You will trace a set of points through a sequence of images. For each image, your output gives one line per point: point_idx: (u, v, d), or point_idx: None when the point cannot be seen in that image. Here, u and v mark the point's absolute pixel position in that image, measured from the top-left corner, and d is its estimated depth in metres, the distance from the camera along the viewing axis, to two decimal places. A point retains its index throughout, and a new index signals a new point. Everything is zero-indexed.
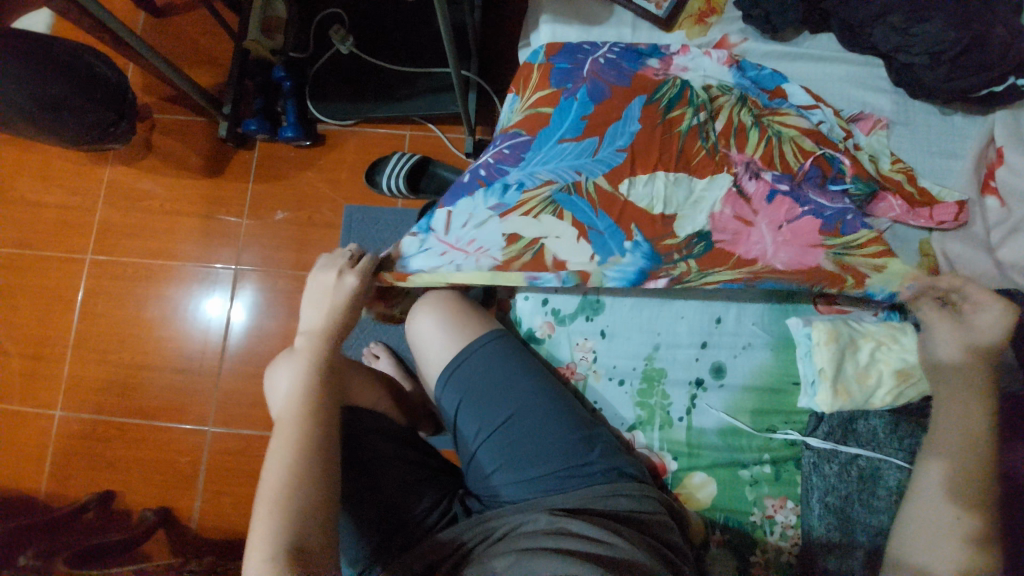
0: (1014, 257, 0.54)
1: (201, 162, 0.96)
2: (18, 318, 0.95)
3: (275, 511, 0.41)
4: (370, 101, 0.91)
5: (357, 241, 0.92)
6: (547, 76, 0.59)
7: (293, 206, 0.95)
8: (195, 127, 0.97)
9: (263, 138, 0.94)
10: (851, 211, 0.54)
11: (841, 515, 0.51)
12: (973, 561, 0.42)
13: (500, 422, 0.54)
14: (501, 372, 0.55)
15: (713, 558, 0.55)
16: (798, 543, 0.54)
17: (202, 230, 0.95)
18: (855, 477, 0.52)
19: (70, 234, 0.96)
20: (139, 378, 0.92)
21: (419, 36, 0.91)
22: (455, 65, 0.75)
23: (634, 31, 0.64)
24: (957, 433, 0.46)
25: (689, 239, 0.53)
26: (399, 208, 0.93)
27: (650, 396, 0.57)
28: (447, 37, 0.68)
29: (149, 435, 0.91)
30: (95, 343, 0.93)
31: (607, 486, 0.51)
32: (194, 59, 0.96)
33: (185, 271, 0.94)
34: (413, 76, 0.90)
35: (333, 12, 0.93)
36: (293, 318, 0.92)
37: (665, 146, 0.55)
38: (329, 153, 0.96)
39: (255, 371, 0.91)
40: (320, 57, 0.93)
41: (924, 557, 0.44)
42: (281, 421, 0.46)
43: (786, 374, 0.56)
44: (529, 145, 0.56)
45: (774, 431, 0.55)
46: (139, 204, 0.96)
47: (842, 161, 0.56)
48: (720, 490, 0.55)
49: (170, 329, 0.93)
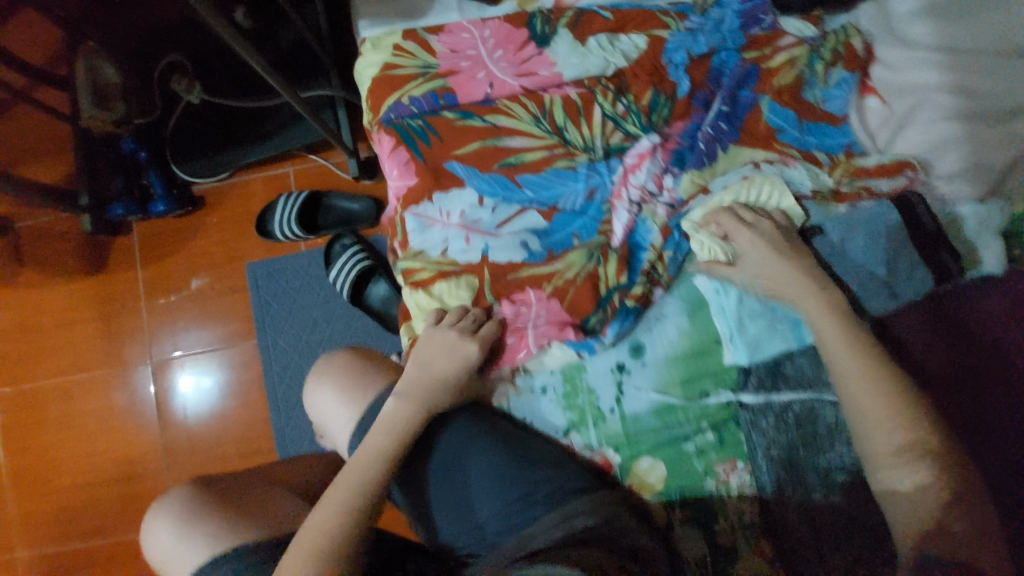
0: (885, 78, 0.70)
1: (88, 257, 1.19)
2: (41, 442, 1.17)
3: (331, 524, 0.61)
4: (240, 149, 1.12)
5: (268, 295, 1.17)
6: (474, 104, 0.70)
7: (199, 260, 1.19)
8: (64, 222, 1.19)
9: (136, 217, 1.15)
10: (786, 125, 0.71)
11: (787, 463, 0.67)
12: (661, 412, 0.70)
13: (433, 537, 0.71)
14: (458, 458, 0.69)
15: (680, 533, 0.70)
16: (751, 499, 0.70)
17: (103, 326, 1.18)
18: (793, 422, 0.67)
19: (80, 345, 1.18)
20: (98, 444, 1.17)
21: (311, 57, 1.09)
22: (287, 91, 0.88)
23: (462, 12, 0.75)
24: (668, 327, 0.70)
25: (652, 114, 0.71)
26: (305, 250, 1.17)
27: (578, 397, 0.71)
28: (269, 75, 0.84)
29: (116, 478, 1.16)
30: (95, 434, 1.17)
31: (557, 512, 0.63)
32: (35, 152, 1.14)
33: (115, 357, 1.18)
34: (271, 110, 1.12)
35: (174, 60, 1.13)
36: (243, 337, 1.18)
37: (654, 67, 0.71)
38: (213, 210, 1.19)
39: (211, 392, 1.17)
40: (167, 119, 1.15)
41: (650, 391, 0.70)
42: (360, 476, 0.64)
43: (703, 331, 0.70)
44: (440, 95, 0.70)
45: (708, 395, 0.70)
46: (104, 309, 1.19)
47: (764, 82, 0.71)
48: (669, 471, 0.70)
49: (119, 389, 1.18)
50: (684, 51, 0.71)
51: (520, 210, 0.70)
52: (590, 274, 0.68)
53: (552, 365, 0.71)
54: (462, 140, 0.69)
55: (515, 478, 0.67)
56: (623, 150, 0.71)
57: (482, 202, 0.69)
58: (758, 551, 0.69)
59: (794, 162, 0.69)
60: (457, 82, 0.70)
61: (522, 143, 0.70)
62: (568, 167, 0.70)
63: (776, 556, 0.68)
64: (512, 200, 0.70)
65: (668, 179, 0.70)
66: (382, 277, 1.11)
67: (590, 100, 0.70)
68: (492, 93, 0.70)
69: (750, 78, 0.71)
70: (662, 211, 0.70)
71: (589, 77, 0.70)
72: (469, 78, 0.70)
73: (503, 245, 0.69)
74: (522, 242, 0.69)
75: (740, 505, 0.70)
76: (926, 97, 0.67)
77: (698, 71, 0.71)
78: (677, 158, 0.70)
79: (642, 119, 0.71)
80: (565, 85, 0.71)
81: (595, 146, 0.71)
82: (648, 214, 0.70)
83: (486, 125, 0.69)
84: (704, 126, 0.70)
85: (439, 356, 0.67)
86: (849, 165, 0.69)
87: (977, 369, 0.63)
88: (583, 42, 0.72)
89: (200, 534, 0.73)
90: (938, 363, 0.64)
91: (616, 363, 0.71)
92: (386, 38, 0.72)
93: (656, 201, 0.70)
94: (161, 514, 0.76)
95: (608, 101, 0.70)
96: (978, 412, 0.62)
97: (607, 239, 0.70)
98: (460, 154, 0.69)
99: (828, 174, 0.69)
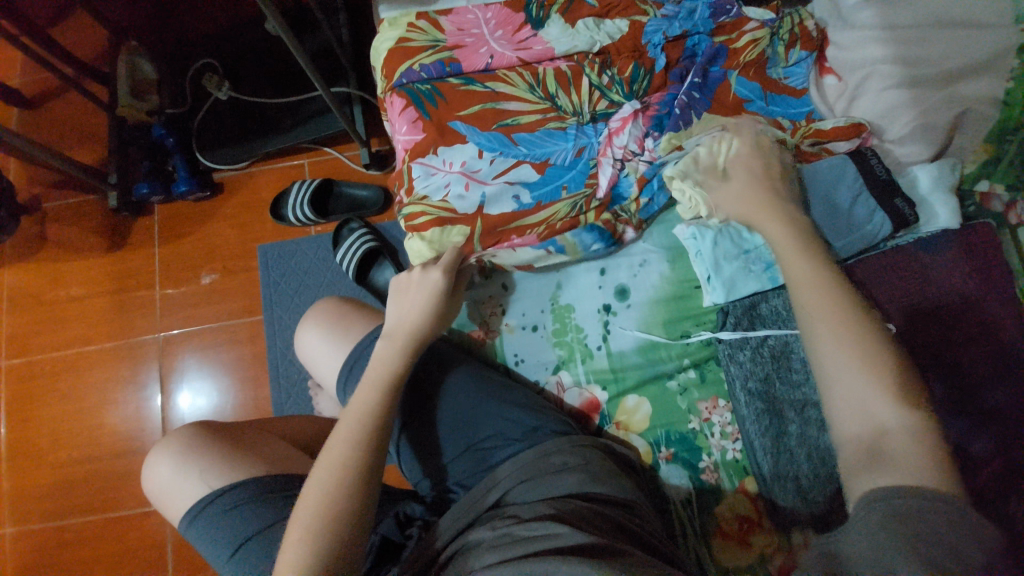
0: (834, 56, 0.80)
1: (111, 238, 1.27)
2: (43, 414, 1.20)
3: (331, 475, 0.59)
4: (256, 141, 1.21)
5: (277, 275, 1.22)
6: (478, 74, 0.80)
7: (212, 241, 1.26)
8: (91, 205, 1.29)
9: (158, 198, 1.23)
10: (752, 98, 0.80)
11: (768, 398, 0.69)
12: (644, 349, 0.75)
13: (425, 473, 0.71)
14: (448, 400, 0.71)
15: (668, 473, 0.72)
16: (736, 436, 0.72)
17: (116, 302, 1.24)
18: (770, 356, 0.70)
19: (92, 318, 1.24)
20: (96, 417, 1.19)
21: (330, 56, 1.20)
22: (323, 88, 1.00)
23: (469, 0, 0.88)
24: (648, 274, 0.77)
25: (634, 85, 0.80)
26: (314, 234, 1.24)
27: (567, 335, 0.76)
28: (306, 64, 0.95)
29: (108, 452, 1.17)
30: (95, 407, 1.20)
31: (535, 451, 0.66)
32: (73, 139, 1.25)
33: (123, 333, 1.23)
34: (294, 105, 1.21)
35: (207, 62, 1.24)
36: (249, 315, 1.22)
37: (636, 45, 0.82)
38: (230, 196, 1.28)
39: (212, 368, 1.20)
40: (196, 111, 1.25)
41: (634, 331, 0.75)
42: (354, 424, 0.63)
43: (683, 276, 0.76)
44: (448, 66, 0.80)
45: (690, 335, 0.75)
46: (118, 286, 1.25)
47: (732, 60, 0.82)
48: (654, 408, 0.74)
49: (124, 364, 1.22)
50: (661, 33, 0.82)
51: (515, 163, 0.78)
52: (572, 218, 0.75)
53: (546, 304, 0.77)
54: (466, 102, 0.79)
55: (494, 416, 0.70)
56: (608, 115, 0.80)
57: (482, 156, 0.77)
58: (742, 489, 0.70)
59: (758, 125, 0.76)
60: (464, 55, 0.81)
61: (518, 107, 0.79)
62: (559, 128, 0.79)
63: (760, 495, 0.69)
64: (509, 154, 0.78)
65: (648, 141, 0.78)
66: (388, 262, 1.15)
67: (578, 72, 0.80)
68: (493, 65, 0.81)
69: (718, 56, 0.82)
70: (643, 168, 0.77)
71: (578, 54, 0.81)
72: (473, 52, 0.81)
73: (497, 195, 0.76)
74: (516, 191, 0.76)
75: (722, 443, 0.72)
76: (873, 69, 0.75)
77: (673, 50, 0.82)
78: (656, 122, 0.78)
79: (625, 88, 0.80)
80: (557, 60, 0.81)
81: (583, 111, 0.80)
82: (630, 170, 0.78)
83: (487, 90, 0.79)
84: (680, 95, 0.79)
85: (411, 297, 0.71)
86: (809, 128, 0.77)
87: (939, 303, 0.68)
88: (573, 25, 0.82)
89: (203, 468, 0.70)
90: (905, 307, 0.69)
91: (602, 305, 0.76)
92: (402, 19, 0.84)
93: (637, 159, 0.78)
94: (162, 448, 0.73)
95: (595, 73, 0.80)
96: (941, 343, 0.66)
97: (593, 191, 0.77)
98: (463, 114, 0.78)
99: (790, 136, 0.77)
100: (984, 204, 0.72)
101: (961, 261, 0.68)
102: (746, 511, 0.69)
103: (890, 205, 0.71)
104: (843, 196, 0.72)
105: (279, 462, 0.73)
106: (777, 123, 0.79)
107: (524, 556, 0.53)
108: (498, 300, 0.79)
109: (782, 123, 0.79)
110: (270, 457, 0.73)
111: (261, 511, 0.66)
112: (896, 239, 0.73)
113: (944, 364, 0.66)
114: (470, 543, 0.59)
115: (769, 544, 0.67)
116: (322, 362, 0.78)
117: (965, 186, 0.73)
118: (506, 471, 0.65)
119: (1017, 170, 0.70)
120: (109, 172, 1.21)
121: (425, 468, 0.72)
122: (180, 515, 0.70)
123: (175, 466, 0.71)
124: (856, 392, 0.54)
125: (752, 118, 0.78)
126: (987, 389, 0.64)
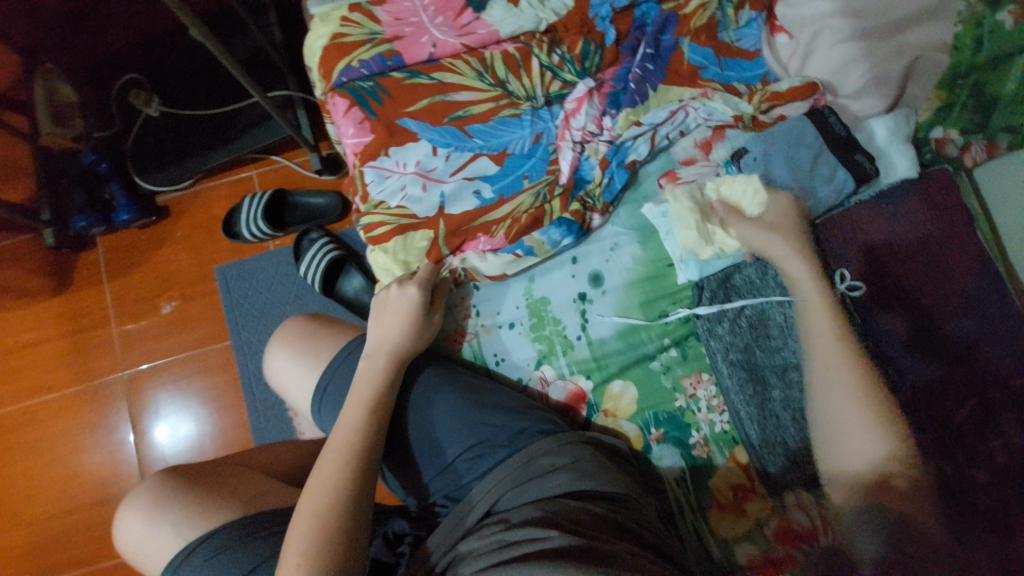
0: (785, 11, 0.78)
1: (56, 277, 1.20)
2: (9, 471, 1.13)
3: (320, 502, 0.57)
4: (196, 157, 1.14)
5: (239, 296, 1.17)
6: (423, 66, 0.76)
7: (164, 268, 1.19)
8: (28, 244, 1.20)
9: (99, 229, 1.16)
10: (706, 63, 0.79)
11: (748, 365, 0.68)
12: (625, 332, 0.74)
13: (413, 487, 0.69)
14: (429, 413, 0.69)
15: (660, 453, 0.72)
16: (723, 409, 0.72)
17: (69, 344, 1.18)
18: (749, 325, 0.69)
19: (48, 364, 1.17)
20: (65, 467, 1.13)
21: (266, 58, 1.13)
22: (259, 93, 0.93)
23: None
24: (620, 257, 0.75)
25: (586, 62, 0.78)
26: (274, 249, 1.18)
27: (545, 329, 0.74)
28: (237, 71, 0.88)
29: (83, 501, 1.11)
30: (62, 457, 1.13)
31: (522, 455, 0.64)
32: None
33: (81, 375, 1.16)
34: (232, 115, 1.14)
35: (132, 77, 1.16)
36: (214, 340, 1.16)
37: (583, 20, 0.79)
38: (177, 218, 1.21)
39: (182, 400, 1.15)
40: (128, 131, 1.17)
41: (614, 315, 0.74)
42: (338, 447, 0.60)
43: (654, 255, 0.75)
44: (389, 60, 0.76)
45: (668, 314, 0.74)
46: (70, 327, 1.18)
47: (682, 26, 0.79)
48: (640, 391, 0.73)
49: (87, 407, 1.15)
50: (607, 4, 0.79)
51: (472, 155, 0.74)
52: (536, 209, 0.72)
53: (519, 299, 0.75)
54: (413, 97, 0.75)
55: (477, 423, 0.68)
56: (562, 96, 0.78)
57: (436, 153, 0.74)
58: (733, 459, 0.71)
59: (715, 95, 0.76)
60: (405, 48, 0.77)
61: (468, 97, 0.76)
62: (514, 115, 0.76)
63: (752, 463, 0.69)
64: (464, 148, 0.74)
65: (606, 120, 0.76)
66: (354, 270, 1.11)
67: (527, 54, 0.77)
68: (437, 55, 0.77)
69: (669, 23, 0.79)
70: (604, 148, 0.75)
71: (525, 34, 0.78)
72: (414, 43, 0.77)
73: (456, 193, 0.73)
74: (476, 186, 0.73)
75: (710, 417, 0.72)
76: (823, 25, 0.73)
77: (622, 22, 0.79)
78: (612, 99, 0.76)
79: (576, 67, 0.77)
80: (503, 42, 0.77)
81: (536, 94, 0.77)
82: (590, 152, 0.75)
83: (433, 82, 0.75)
84: (633, 68, 0.77)
85: (389, 315, 0.68)
86: (766, 91, 0.75)
87: (909, 250, 0.68)
88: (515, 3, 0.78)
89: (179, 515, 0.67)
90: (876, 258, 0.69)
91: (577, 294, 0.75)
92: (334, 12, 0.79)
93: (597, 140, 0.75)
94: (133, 500, 0.70)
95: (544, 53, 0.77)
96: (911, 291, 0.67)
97: (555, 177, 0.75)
98: (412, 110, 0.75)
99: (747, 102, 0.76)
100: (940, 149, 0.73)
101: (921, 211, 0.68)
102: (738, 480, 0.70)
103: (849, 159, 0.70)
104: (804, 156, 0.71)
105: (257, 499, 0.70)
106: (732, 90, 0.78)
107: (511, 561, 0.52)
108: (471, 301, 0.76)
109: (736, 89, 0.78)
110: (248, 495, 0.70)
111: (242, 554, 0.62)
112: (860, 194, 0.73)
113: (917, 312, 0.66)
114: (464, 554, 0.57)
115: (763, 508, 0.68)
116: (294, 386, 0.75)
117: (921, 135, 0.73)
118: (494, 478, 0.63)
119: (970, 114, 0.71)
120: (42, 207, 1.13)
121: (411, 482, 0.69)
122: (160, 567, 0.67)
123: (147, 516, 0.68)
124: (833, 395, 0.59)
125: (709, 86, 0.77)
126: (954, 336, 0.65)
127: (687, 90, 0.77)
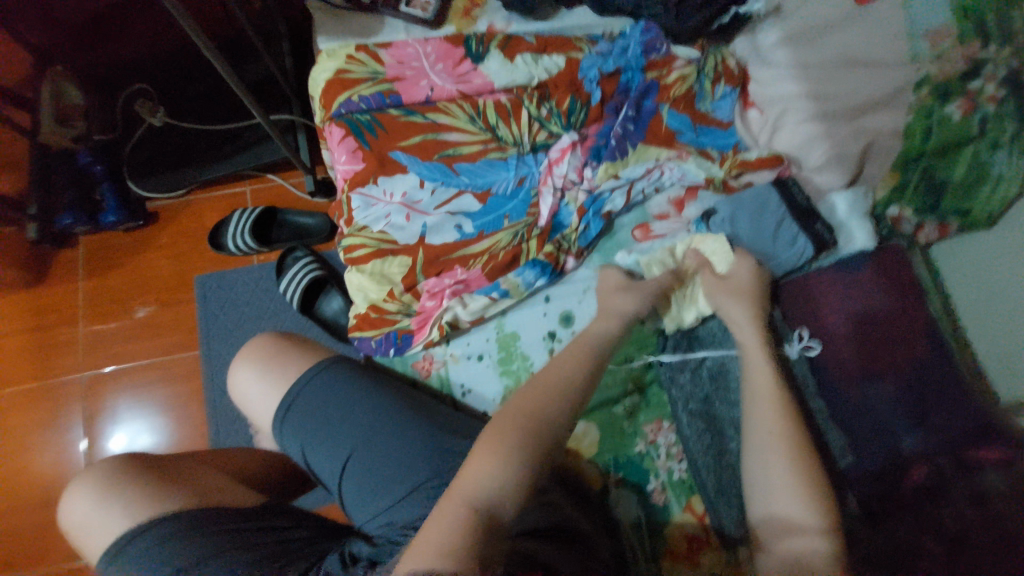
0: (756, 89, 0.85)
1: (35, 274, 1.19)
2: None
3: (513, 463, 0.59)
4: (190, 169, 1.17)
5: (216, 307, 1.17)
6: (419, 106, 0.81)
7: (145, 273, 1.19)
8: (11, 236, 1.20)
9: (84, 229, 1.16)
10: (684, 129, 0.85)
11: (706, 416, 0.71)
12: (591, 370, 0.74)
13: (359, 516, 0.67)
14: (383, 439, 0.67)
15: (618, 496, 0.72)
16: (681, 458, 0.73)
17: (35, 340, 1.15)
18: (708, 376, 0.73)
19: (11, 361, 1.14)
20: (8, 466, 1.08)
21: (273, 82, 1.19)
22: (263, 115, 0.97)
23: (409, 32, 0.89)
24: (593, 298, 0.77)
25: (571, 117, 0.83)
26: (257, 263, 1.19)
27: (512, 363, 0.75)
28: (244, 93, 0.92)
29: (23, 504, 1.06)
30: (7, 456, 1.09)
31: None
32: None
33: (41, 373, 1.14)
34: (233, 133, 1.17)
35: (141, 87, 1.20)
36: (185, 348, 1.15)
37: (572, 78, 0.85)
38: (166, 225, 1.22)
39: (143, 406, 1.12)
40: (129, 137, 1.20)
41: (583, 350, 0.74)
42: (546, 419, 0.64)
43: None
44: (388, 98, 0.81)
45: (634, 359, 0.76)
46: (39, 322, 1.17)
47: (663, 94, 0.86)
48: (601, 434, 0.74)
49: (43, 406, 1.12)
50: (596, 68, 0.86)
51: (458, 192, 0.78)
52: (512, 248, 0.75)
53: (490, 332, 0.77)
54: (407, 133, 0.79)
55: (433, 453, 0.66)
56: (548, 147, 0.83)
57: (423, 186, 0.78)
58: (689, 508, 0.71)
59: (688, 157, 0.82)
60: (404, 88, 0.82)
61: (459, 138, 0.80)
62: (501, 158, 0.80)
63: (707, 515, 0.70)
64: (451, 184, 0.78)
65: (588, 171, 0.81)
66: (335, 291, 1.12)
67: (519, 105, 0.82)
68: (434, 98, 0.82)
69: (651, 90, 0.86)
70: (583, 197, 0.80)
71: (518, 87, 0.83)
72: (414, 85, 0.82)
73: (439, 225, 0.76)
74: (458, 221, 0.77)
75: (669, 464, 0.73)
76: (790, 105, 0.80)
77: (608, 84, 0.86)
78: (595, 153, 0.81)
79: (563, 120, 0.83)
80: (497, 92, 0.83)
81: (523, 141, 0.82)
82: (570, 199, 0.80)
83: (428, 121, 0.80)
84: (615, 127, 0.83)
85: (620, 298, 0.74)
86: (735, 159, 0.81)
87: (864, 315, 0.72)
88: (511, 59, 0.85)
89: (120, 514, 0.65)
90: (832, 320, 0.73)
91: (547, 332, 0.76)
92: (341, 50, 0.85)
93: (578, 189, 0.80)
94: (72, 504, 0.67)
95: (534, 105, 0.82)
96: (864, 355, 0.71)
97: (535, 219, 0.79)
98: (405, 145, 0.79)
99: (718, 167, 0.82)
100: (895, 226, 0.77)
101: (877, 280, 0.73)
102: (693, 531, 0.69)
103: (810, 226, 0.75)
104: (768, 220, 0.76)
105: (209, 499, 0.68)
106: (706, 155, 0.84)
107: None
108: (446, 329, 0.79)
109: (709, 154, 0.84)
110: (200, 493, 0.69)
111: (189, 546, 0.62)
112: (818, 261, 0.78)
113: (869, 375, 0.70)
114: None
115: (717, 562, 0.67)
116: (255, 402, 0.74)
117: (878, 210, 0.78)
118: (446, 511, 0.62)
119: (922, 195, 0.75)
120: (30, 202, 1.14)
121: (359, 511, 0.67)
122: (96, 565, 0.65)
123: (89, 516, 0.65)
124: (777, 450, 0.60)
125: (684, 149, 0.83)
126: (901, 400, 0.68)
127: (663, 151, 0.83)
